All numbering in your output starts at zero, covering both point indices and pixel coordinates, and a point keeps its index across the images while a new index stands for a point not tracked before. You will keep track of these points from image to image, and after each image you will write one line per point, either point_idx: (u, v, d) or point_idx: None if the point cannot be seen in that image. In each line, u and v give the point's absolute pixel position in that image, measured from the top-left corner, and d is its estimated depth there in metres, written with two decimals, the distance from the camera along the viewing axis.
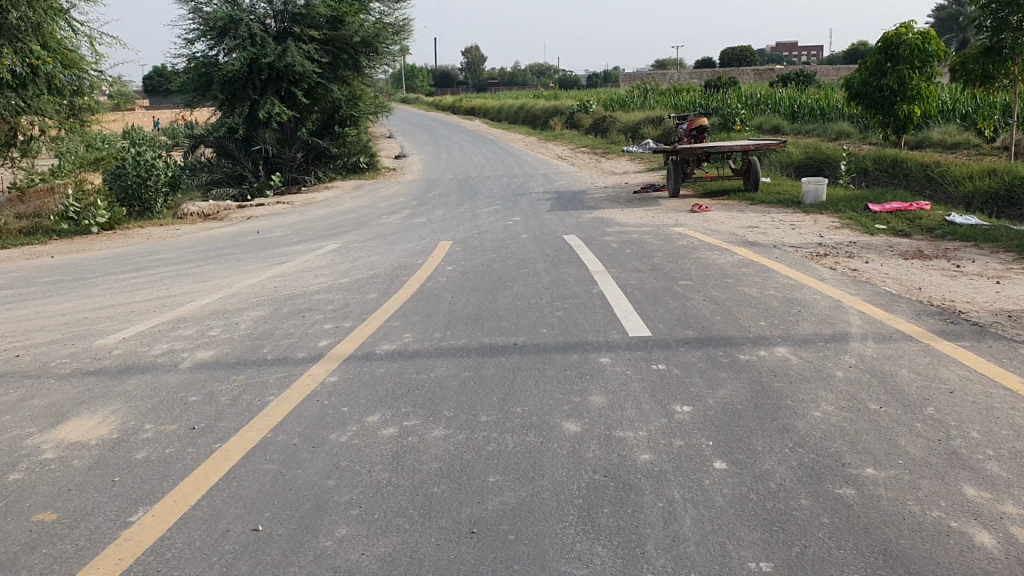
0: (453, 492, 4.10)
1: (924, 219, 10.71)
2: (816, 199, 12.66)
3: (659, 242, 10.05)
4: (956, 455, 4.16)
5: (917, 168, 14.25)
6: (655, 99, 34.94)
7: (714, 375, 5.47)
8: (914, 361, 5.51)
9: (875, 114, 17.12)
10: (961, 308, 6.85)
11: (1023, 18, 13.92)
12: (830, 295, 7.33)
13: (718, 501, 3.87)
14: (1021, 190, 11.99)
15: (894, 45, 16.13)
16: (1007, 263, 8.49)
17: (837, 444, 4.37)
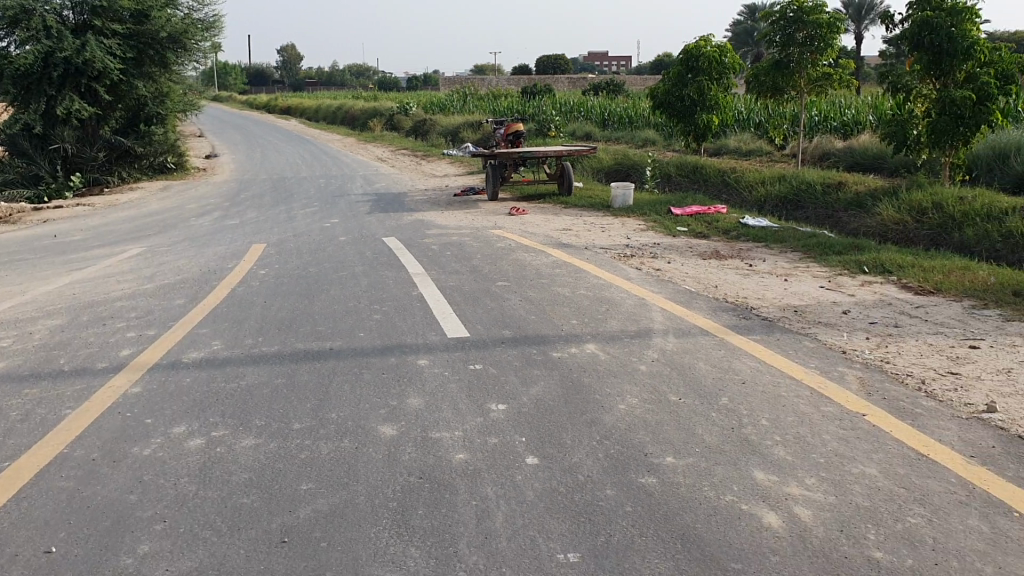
0: (265, 502, 4.00)
1: (722, 222, 11.37)
2: (624, 203, 13.19)
3: (476, 244, 10.18)
4: (746, 442, 4.45)
5: (717, 174, 15.11)
6: (474, 103, 35.41)
7: (528, 372, 5.59)
8: (710, 355, 5.85)
9: (676, 123, 17.97)
10: (754, 304, 7.31)
11: (808, 35, 15.03)
12: (636, 293, 7.66)
13: (529, 496, 3.97)
14: (806, 195, 12.96)
15: (694, 58, 17.03)
16: (794, 262, 9.15)
17: (641, 436, 4.58)
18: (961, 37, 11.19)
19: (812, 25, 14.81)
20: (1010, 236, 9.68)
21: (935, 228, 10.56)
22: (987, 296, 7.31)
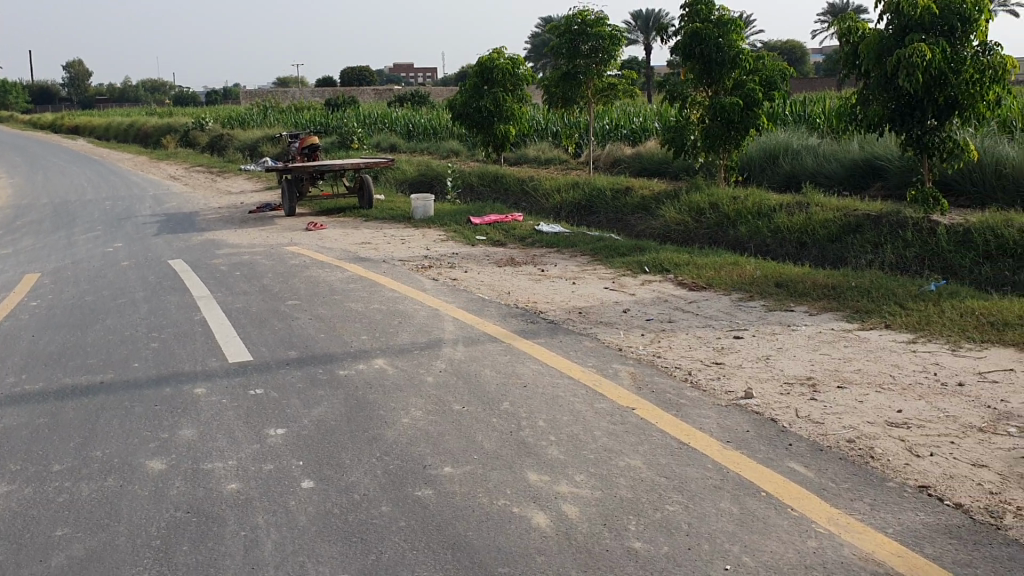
0: (13, 554, 3.72)
1: (518, 229, 11.61)
2: (424, 214, 13.22)
3: (269, 262, 9.92)
4: (523, 445, 4.55)
5: (515, 183, 15.42)
6: (277, 116, 34.65)
7: (311, 393, 5.48)
8: (495, 361, 5.94)
9: (475, 133, 18.20)
10: (543, 308, 7.50)
11: (593, 47, 15.65)
12: (429, 304, 7.69)
13: (301, 520, 3.89)
14: (599, 200, 13.45)
15: (488, 70, 17.34)
16: (584, 265, 9.46)
17: (420, 447, 4.59)
18: (727, 47, 12.00)
19: (595, 38, 15.48)
20: (779, 232, 10.42)
21: (714, 228, 11.22)
22: (754, 289, 7.82)
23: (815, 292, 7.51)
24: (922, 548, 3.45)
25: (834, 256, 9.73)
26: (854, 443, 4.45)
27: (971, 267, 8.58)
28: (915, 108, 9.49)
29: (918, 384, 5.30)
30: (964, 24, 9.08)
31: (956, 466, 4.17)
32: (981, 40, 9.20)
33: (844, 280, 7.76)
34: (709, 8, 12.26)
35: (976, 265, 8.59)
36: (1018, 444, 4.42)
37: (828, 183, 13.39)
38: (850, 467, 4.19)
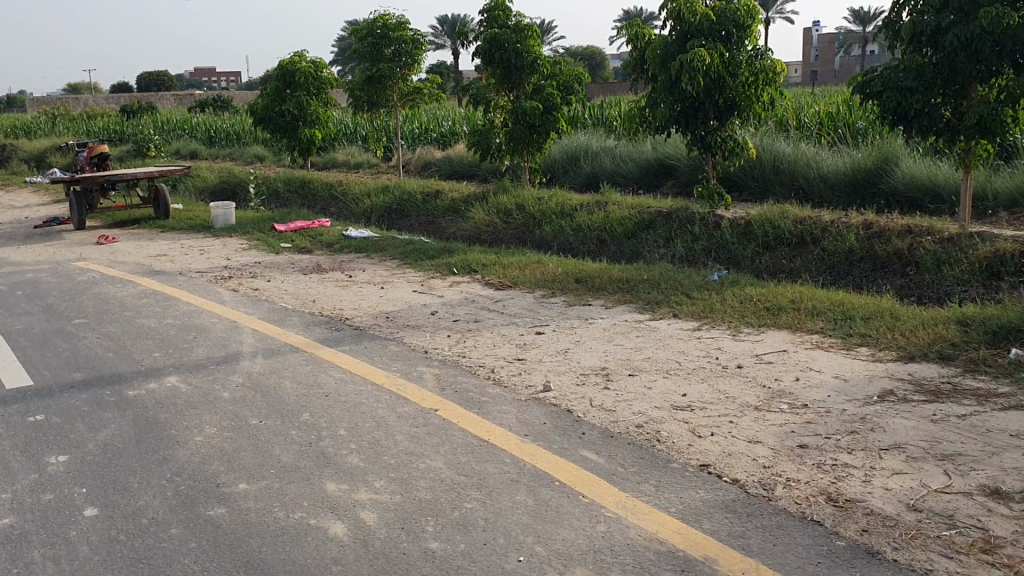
0: None
1: (323, 235, 11.44)
2: (226, 222, 12.79)
3: (54, 280, 9.31)
4: (322, 455, 4.49)
5: (322, 189, 15.19)
6: (66, 124, 32.61)
7: (97, 416, 5.19)
8: (296, 372, 5.83)
9: (280, 138, 17.79)
10: (347, 315, 7.42)
11: (396, 50, 15.67)
12: (228, 317, 7.45)
13: (81, 551, 3.68)
14: (407, 203, 13.45)
15: (290, 73, 17.00)
16: (391, 269, 9.45)
17: (214, 465, 4.45)
18: (526, 52, 12.30)
19: (398, 42, 15.54)
20: (580, 230, 10.79)
21: (519, 228, 11.48)
22: (555, 286, 8.06)
23: (612, 287, 7.83)
24: (701, 523, 3.67)
25: (631, 251, 10.16)
26: (644, 428, 4.67)
27: (753, 257, 9.23)
28: (699, 109, 10.07)
29: (703, 368, 5.62)
30: (739, 31, 9.70)
31: (734, 444, 4.45)
32: (754, 46, 9.87)
33: (638, 274, 8.13)
34: (506, 13, 12.50)
35: (757, 254, 9.26)
36: (788, 420, 4.77)
37: (625, 182, 13.98)
38: (638, 452, 4.39)
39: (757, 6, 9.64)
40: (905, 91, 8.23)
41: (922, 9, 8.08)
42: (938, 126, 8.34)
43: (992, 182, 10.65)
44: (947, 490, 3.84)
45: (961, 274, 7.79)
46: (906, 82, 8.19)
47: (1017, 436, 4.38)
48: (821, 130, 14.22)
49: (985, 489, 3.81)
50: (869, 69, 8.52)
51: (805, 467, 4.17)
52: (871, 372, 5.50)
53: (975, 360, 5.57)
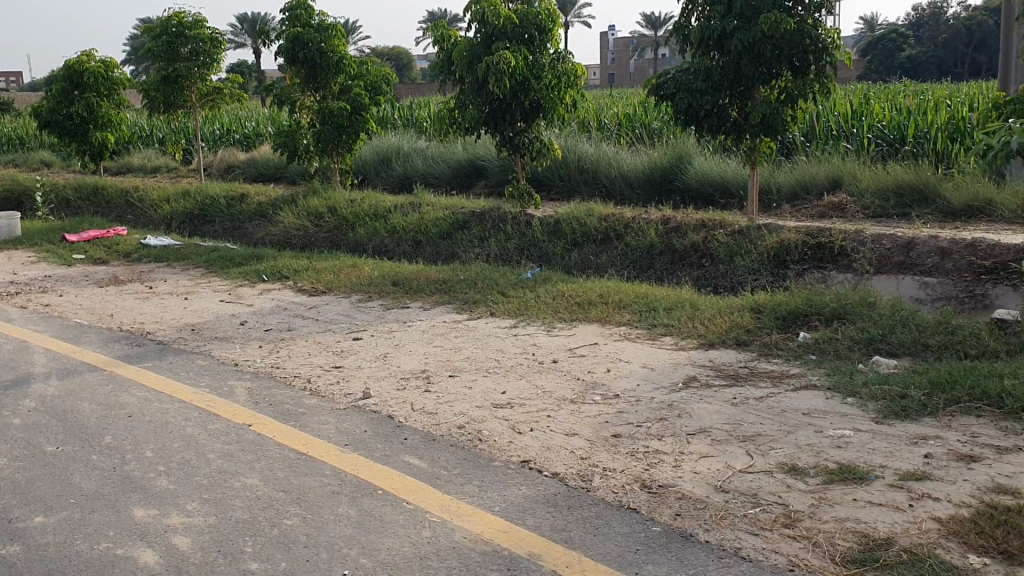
0: None
1: (120, 244, 10.81)
2: (10, 233, 11.85)
3: None
4: (127, 480, 4.24)
5: (117, 196, 14.36)
6: None
7: None
8: (95, 393, 5.46)
9: (67, 143, 16.67)
10: (150, 329, 7.04)
11: (193, 49, 15.06)
12: (15, 336, 6.89)
13: None
14: (211, 209, 12.93)
15: (77, 73, 15.97)
16: (197, 278, 9.05)
17: (5, 499, 4.10)
18: (331, 52, 12.11)
19: (195, 41, 14.95)
20: (393, 232, 10.74)
21: (330, 231, 11.29)
22: (369, 289, 7.97)
23: (428, 288, 7.83)
24: (524, 520, 3.71)
25: (446, 252, 10.20)
26: (464, 429, 4.70)
27: (562, 254, 9.50)
28: (506, 111, 10.24)
29: (520, 365, 5.72)
30: (541, 34, 9.94)
31: (552, 438, 4.55)
32: (556, 48, 10.16)
33: (453, 274, 8.17)
34: (309, 13, 12.28)
35: (566, 251, 9.53)
36: (602, 410, 4.93)
37: (437, 183, 14.03)
38: (459, 453, 4.41)
39: (557, 10, 9.93)
40: (695, 92, 8.69)
41: (709, 14, 8.57)
42: (726, 125, 8.87)
43: (774, 177, 11.44)
44: (751, 470, 4.08)
45: (752, 263, 8.32)
46: (696, 84, 8.65)
47: (808, 413, 4.72)
48: (620, 130, 14.80)
49: (783, 466, 4.07)
50: (662, 71, 8.93)
51: (620, 456, 4.32)
52: (677, 360, 5.77)
53: (768, 344, 5.96)
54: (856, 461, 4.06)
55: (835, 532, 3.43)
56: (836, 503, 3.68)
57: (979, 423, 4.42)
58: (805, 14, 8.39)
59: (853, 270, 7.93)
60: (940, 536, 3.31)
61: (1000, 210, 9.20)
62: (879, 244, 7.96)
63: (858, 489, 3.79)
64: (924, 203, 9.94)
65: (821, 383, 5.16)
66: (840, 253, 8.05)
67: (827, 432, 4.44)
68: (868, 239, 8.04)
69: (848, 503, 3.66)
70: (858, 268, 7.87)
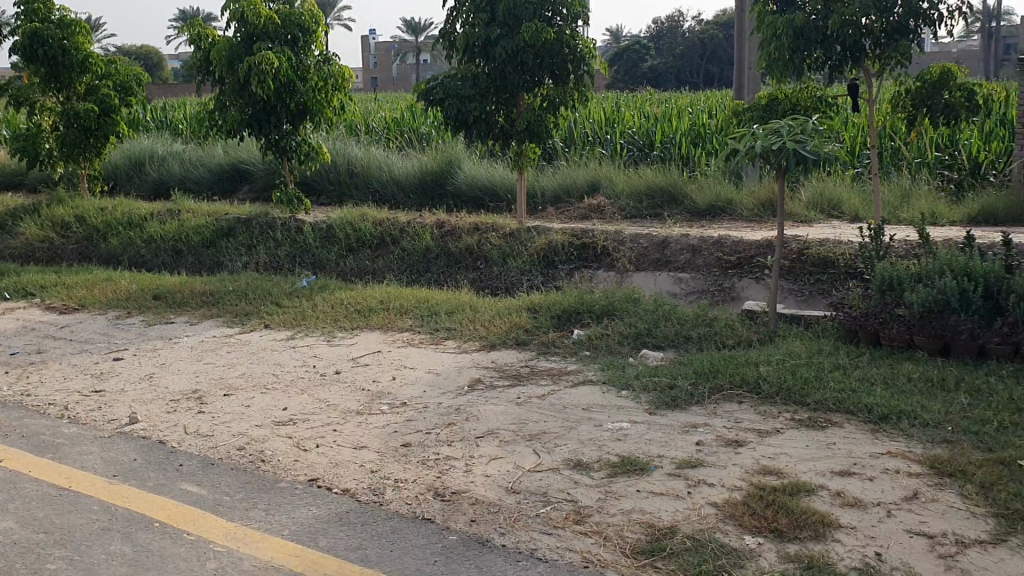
0: None
1: None
2: None
3: None
4: None
5: None
6: None
7: None
8: None
9: None
10: None
11: None
12: None
13: None
14: None
15: None
16: None
17: None
18: (73, 50, 11.24)
19: None
20: (152, 241, 10.13)
21: (81, 242, 10.47)
22: (129, 304, 7.46)
23: (194, 301, 7.43)
24: (316, 541, 3.57)
25: (209, 261, 9.75)
26: (245, 450, 4.47)
27: (336, 259, 9.33)
28: (271, 114, 9.89)
29: (300, 379, 5.54)
30: (305, 35, 9.70)
31: (339, 453, 4.43)
32: (321, 51, 9.95)
33: (221, 285, 7.80)
34: (47, 8, 11.35)
35: (339, 257, 9.37)
36: (389, 420, 4.86)
37: (198, 188, 13.39)
38: (242, 476, 4.20)
39: (320, 12, 9.72)
40: (464, 98, 8.78)
41: (473, 22, 8.68)
42: (494, 131, 9.04)
43: (539, 181, 11.80)
44: (539, 469, 4.14)
45: (523, 264, 8.53)
46: (464, 90, 8.74)
47: (587, 408, 4.87)
48: (387, 134, 14.74)
49: (569, 462, 4.17)
50: (430, 77, 8.95)
51: (410, 465, 4.28)
52: (459, 363, 5.80)
53: (545, 342, 6.11)
54: (636, 453, 4.22)
55: (624, 524, 3.54)
56: (622, 495, 3.79)
57: (741, 408, 4.71)
58: (564, 24, 8.70)
59: (615, 268, 8.32)
60: (718, 520, 3.48)
61: (741, 209, 9.99)
62: (637, 243, 8.41)
63: (641, 480, 3.93)
64: (675, 203, 10.61)
65: (597, 378, 5.34)
66: (603, 252, 8.44)
67: (606, 426, 4.59)
68: (627, 239, 8.47)
69: (633, 495, 3.79)
70: (620, 266, 8.27)
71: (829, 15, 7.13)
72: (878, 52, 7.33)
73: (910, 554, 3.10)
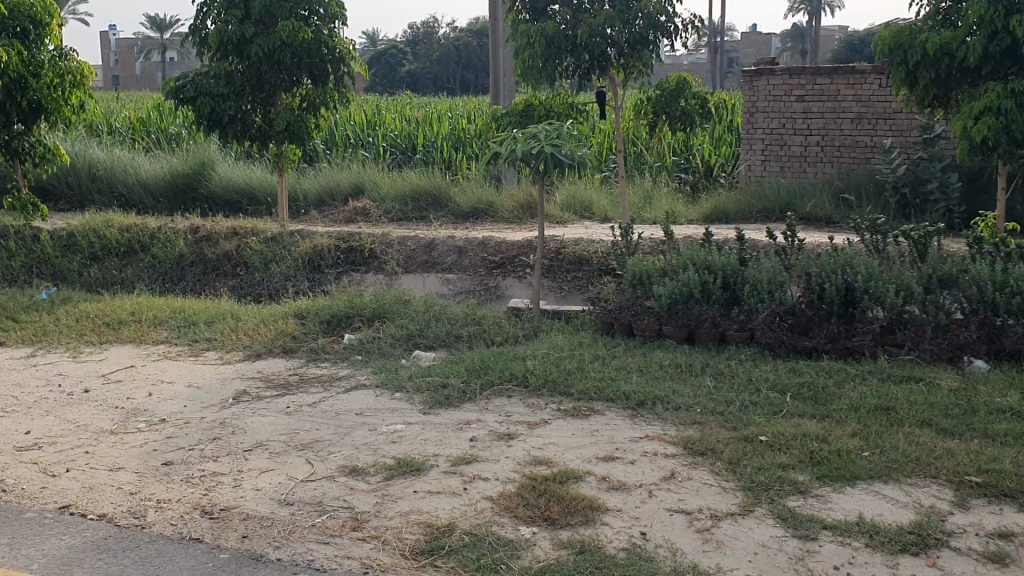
0: None
1: None
2: None
3: None
4: None
5: None
6: None
7: None
8: None
9: None
10: None
11: None
12: None
13: None
14: None
15: None
16: None
17: None
18: None
19: None
20: None
21: None
22: None
23: None
24: (70, 573, 3.29)
25: None
26: None
27: (80, 270, 8.68)
28: None
29: (44, 400, 5.09)
30: (36, 27, 8.91)
31: (93, 476, 4.11)
32: (55, 44, 9.18)
33: None
34: None
35: (84, 267, 8.72)
36: (147, 438, 4.57)
37: None
38: None
39: (53, 2, 8.96)
40: (217, 97, 8.42)
41: (225, 19, 8.34)
42: (251, 132, 8.73)
43: (299, 184, 11.53)
44: (312, 478, 4.04)
45: (288, 269, 8.30)
46: (217, 88, 8.36)
47: (360, 413, 4.80)
48: (134, 135, 13.89)
49: (344, 469, 4.10)
50: (180, 74, 8.51)
51: (174, 485, 4.04)
52: (224, 375, 5.55)
53: (313, 349, 5.97)
54: (410, 453, 4.20)
55: (401, 526, 3.51)
56: (398, 497, 3.76)
57: (511, 402, 4.80)
58: (321, 24, 8.55)
59: (383, 271, 8.29)
60: (493, 513, 3.52)
61: (501, 211, 10.27)
62: (404, 245, 8.45)
63: (416, 480, 3.91)
64: (438, 206, 10.72)
65: (369, 382, 5.27)
66: (371, 256, 8.40)
67: (380, 429, 4.54)
68: (393, 242, 8.48)
69: (410, 495, 3.77)
70: (388, 268, 8.25)
71: (576, 25, 7.57)
72: (622, 61, 7.78)
73: (672, 532, 3.29)
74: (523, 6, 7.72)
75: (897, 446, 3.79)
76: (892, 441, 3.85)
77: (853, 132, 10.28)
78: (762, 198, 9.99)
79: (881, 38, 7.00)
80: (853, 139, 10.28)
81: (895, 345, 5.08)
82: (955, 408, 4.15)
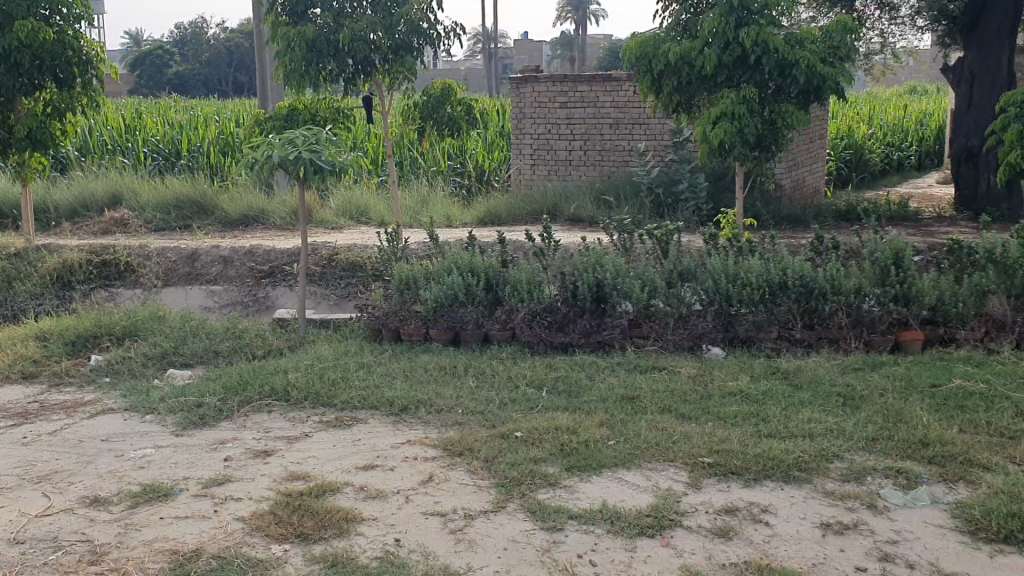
0: None
1: None
2: None
3: None
4: None
5: None
6: None
7: None
8: None
9: None
10: None
11: None
12: None
13: None
14: None
15: None
16: None
17: None
18: None
19: None
20: None
21: None
22: None
23: None
24: None
25: None
26: None
27: None
28: None
29: None
30: None
31: None
32: None
33: None
34: None
35: None
36: None
37: None
38: None
39: None
40: None
41: None
42: None
43: (49, 194, 10.71)
44: (48, 513, 3.74)
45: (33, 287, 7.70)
46: None
47: (107, 439, 4.51)
48: None
49: (84, 500, 3.83)
50: None
51: None
52: None
53: (57, 372, 5.56)
54: (159, 478, 3.97)
55: (144, 555, 3.30)
56: (142, 525, 3.54)
57: (271, 417, 4.64)
58: (64, 24, 7.94)
59: (141, 285, 7.87)
60: (244, 533, 3.40)
61: (272, 217, 10.00)
62: (163, 258, 8.08)
63: (164, 505, 3.71)
64: (203, 215, 10.28)
65: (118, 405, 4.96)
66: (126, 269, 7.93)
67: (128, 455, 4.28)
68: (152, 254, 8.08)
69: (155, 522, 3.56)
70: (146, 282, 7.85)
71: (338, 29, 7.42)
72: (386, 67, 7.76)
73: (426, 536, 3.31)
74: (283, 9, 7.54)
75: (640, 433, 4.01)
76: (636, 429, 4.06)
77: (611, 136, 10.78)
78: (531, 200, 10.30)
79: (628, 47, 7.34)
80: (612, 143, 10.79)
81: (642, 337, 5.36)
82: (693, 393, 4.44)
